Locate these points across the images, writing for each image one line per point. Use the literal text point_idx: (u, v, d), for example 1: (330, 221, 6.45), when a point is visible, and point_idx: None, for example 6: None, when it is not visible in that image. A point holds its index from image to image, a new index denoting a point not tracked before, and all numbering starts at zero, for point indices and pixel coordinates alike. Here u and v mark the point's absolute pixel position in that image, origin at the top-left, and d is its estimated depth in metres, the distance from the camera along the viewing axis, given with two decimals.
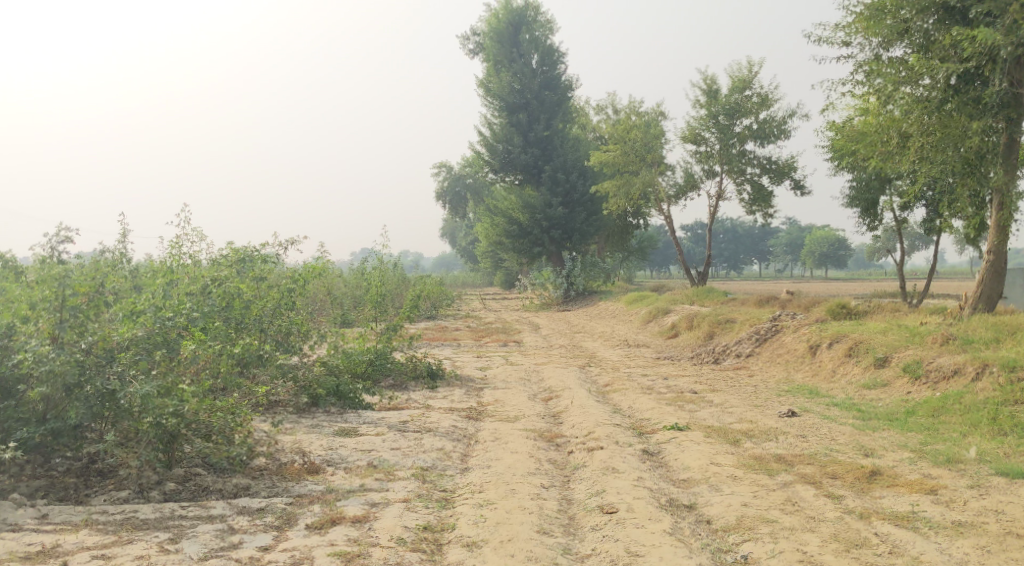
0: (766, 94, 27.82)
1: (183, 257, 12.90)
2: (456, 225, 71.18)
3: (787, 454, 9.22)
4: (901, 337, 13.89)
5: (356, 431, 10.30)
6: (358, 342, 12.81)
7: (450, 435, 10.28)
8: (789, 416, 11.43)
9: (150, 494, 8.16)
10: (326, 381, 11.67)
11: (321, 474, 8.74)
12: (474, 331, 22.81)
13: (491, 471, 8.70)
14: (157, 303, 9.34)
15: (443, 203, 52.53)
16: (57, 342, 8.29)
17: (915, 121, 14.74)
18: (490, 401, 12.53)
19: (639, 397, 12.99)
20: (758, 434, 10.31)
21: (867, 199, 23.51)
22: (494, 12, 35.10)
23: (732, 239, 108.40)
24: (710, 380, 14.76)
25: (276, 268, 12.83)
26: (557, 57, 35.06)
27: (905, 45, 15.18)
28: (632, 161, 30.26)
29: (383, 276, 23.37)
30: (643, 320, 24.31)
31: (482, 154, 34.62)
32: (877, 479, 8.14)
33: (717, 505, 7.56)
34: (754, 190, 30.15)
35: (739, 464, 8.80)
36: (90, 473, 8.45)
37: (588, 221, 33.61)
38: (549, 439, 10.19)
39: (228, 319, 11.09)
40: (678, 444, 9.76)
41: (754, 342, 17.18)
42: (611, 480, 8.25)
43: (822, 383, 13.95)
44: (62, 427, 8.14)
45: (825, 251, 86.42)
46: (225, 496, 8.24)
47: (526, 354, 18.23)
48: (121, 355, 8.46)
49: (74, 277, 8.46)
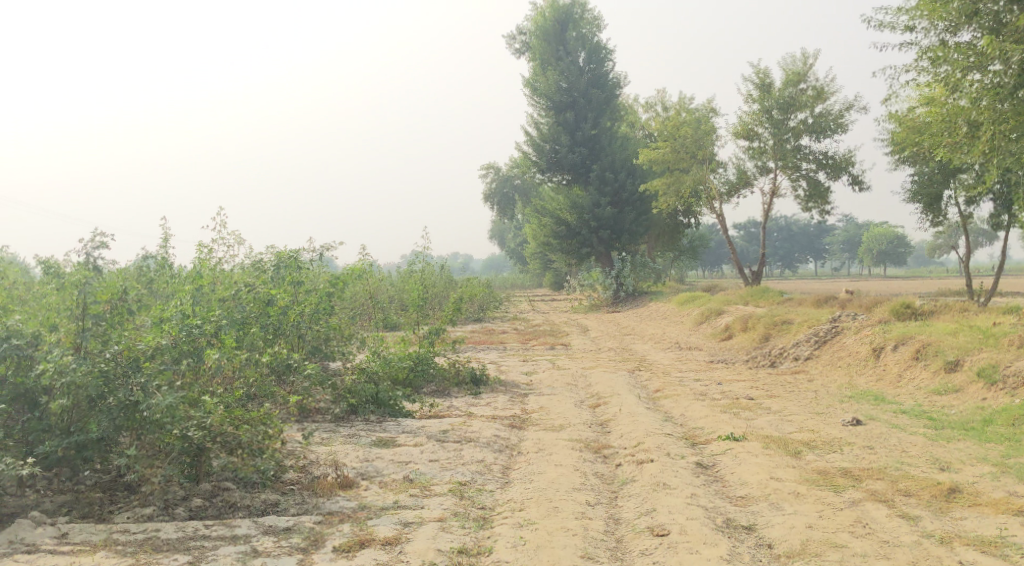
0: (822, 87, 26.88)
1: (215, 265, 12.57)
2: (504, 227, 70.70)
3: (853, 467, 8.52)
4: (974, 339, 13.10)
5: (394, 441, 9.83)
6: (398, 348, 12.33)
7: (491, 446, 9.77)
8: (853, 424, 10.71)
9: (174, 511, 7.73)
10: (364, 389, 11.15)
11: (354, 489, 8.27)
12: (520, 334, 22.28)
13: (533, 486, 8.17)
14: (184, 309, 8.97)
15: (491, 205, 52.00)
16: (80, 351, 7.90)
17: (986, 109, 13.93)
18: (534, 409, 11.98)
19: (692, 403, 12.33)
20: (822, 445, 9.61)
21: (930, 194, 22.50)
22: (540, 10, 34.56)
23: (786, 237, 106.32)
24: (767, 385, 14.04)
25: (313, 273, 12.44)
26: (605, 54, 34.35)
27: (973, 30, 14.33)
28: (683, 159, 29.59)
29: (428, 279, 22.91)
30: (695, 322, 23.54)
31: (529, 154, 34.07)
32: (957, 498, 7.41)
33: (778, 527, 6.93)
34: (810, 187, 29.19)
35: (802, 480, 8.12)
36: (116, 487, 8.01)
37: (638, 220, 32.90)
38: (596, 450, 9.62)
39: (266, 324, 10.76)
40: (735, 457, 9.11)
41: (813, 344, 16.39)
42: (663, 497, 7.66)
43: (888, 388, 13.16)
44: (86, 440, 7.67)
45: (884, 249, 84.05)
46: (253, 513, 7.80)
47: (574, 358, 17.65)
48: (146, 364, 7.99)
49: (95, 285, 8.12)
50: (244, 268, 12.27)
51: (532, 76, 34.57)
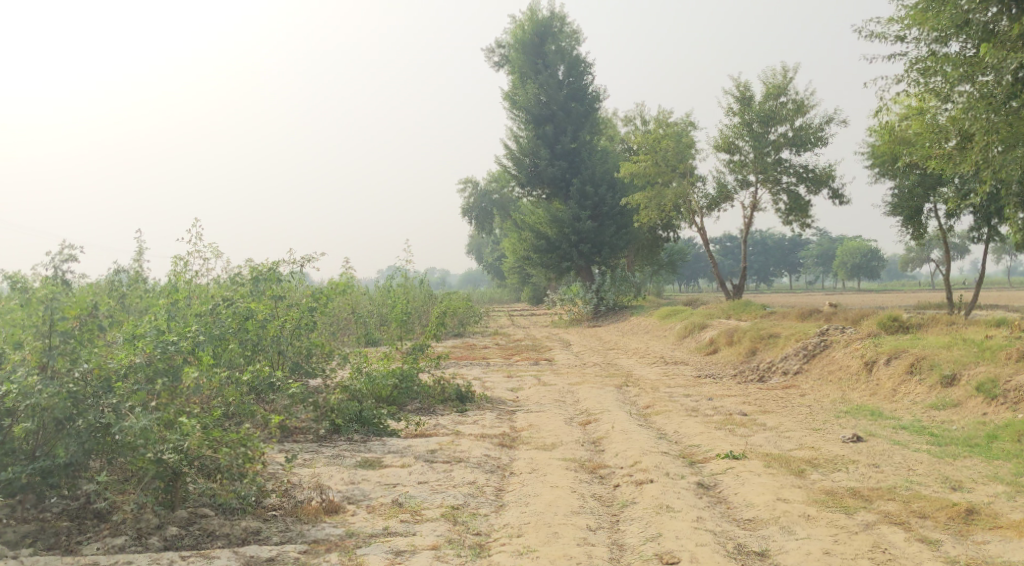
0: (802, 101, 26.80)
1: (191, 280, 12.10)
2: (481, 241, 70.45)
3: (862, 487, 8.19)
4: (969, 352, 12.87)
5: (380, 462, 9.38)
6: (383, 365, 11.86)
7: (482, 466, 9.36)
8: (854, 441, 10.38)
9: (148, 541, 7.20)
10: (347, 407, 10.67)
11: (340, 514, 7.82)
12: (502, 350, 21.85)
13: (530, 509, 7.77)
14: (159, 325, 8.51)
15: (469, 219, 51.54)
16: (46, 371, 7.34)
17: (979, 119, 13.64)
18: (524, 427, 11.58)
19: (685, 420, 11.99)
20: (825, 463, 9.27)
21: (910, 208, 22.34)
22: (519, 23, 34.35)
23: (762, 251, 106.70)
24: (760, 400, 13.72)
25: (294, 287, 12.00)
26: (584, 68, 34.14)
27: (964, 39, 14.16)
28: (663, 172, 29.42)
29: (408, 293, 22.45)
30: (679, 337, 23.20)
31: (509, 167, 33.73)
32: (976, 519, 7.14)
33: (794, 554, 6.63)
34: (790, 200, 29.09)
35: (810, 500, 7.77)
36: (86, 515, 7.46)
37: (618, 234, 32.63)
38: (592, 470, 9.25)
39: (246, 340, 10.30)
40: (737, 477, 8.75)
41: (802, 358, 16.11)
42: (669, 521, 7.31)
43: (883, 402, 12.88)
44: (52, 466, 7.16)
45: (858, 263, 84.43)
46: (233, 543, 7.31)
47: (559, 373, 17.25)
48: (118, 385, 7.56)
49: (64, 301, 7.49)
50: (223, 283, 11.80)
51: (511, 90, 34.27)
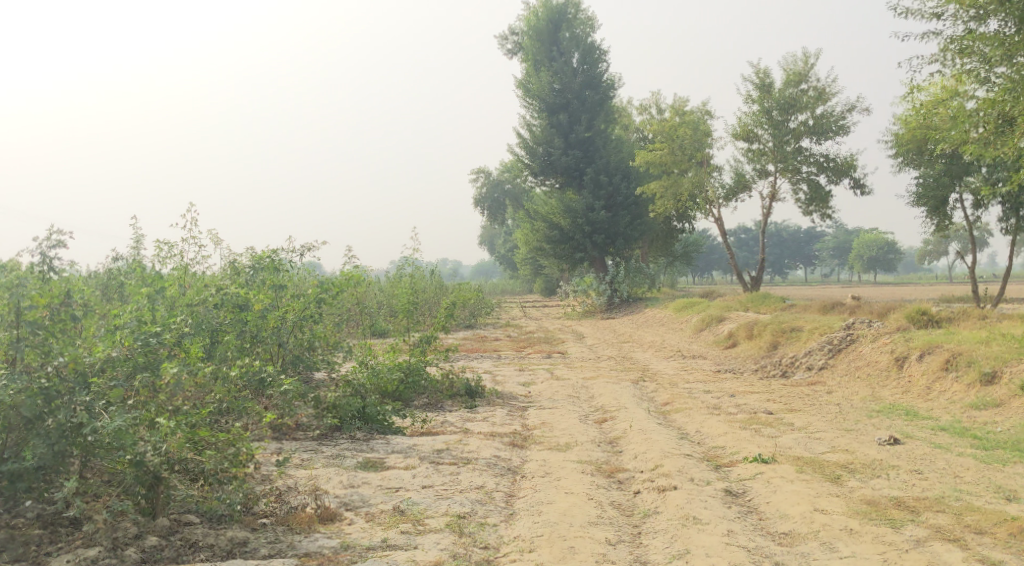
0: (823, 88, 25.93)
1: (186, 271, 11.47)
2: (495, 231, 69.52)
3: (907, 496, 7.49)
4: (1010, 348, 12.09)
5: (383, 463, 8.72)
6: (389, 357, 11.19)
7: (492, 468, 8.69)
8: (891, 443, 9.65)
9: (124, 552, 6.55)
10: (348, 404, 10.01)
11: (336, 523, 7.19)
12: (515, 342, 21.14)
13: (544, 518, 7.14)
14: (141, 316, 7.88)
15: (482, 210, 50.84)
16: (14, 367, 6.71)
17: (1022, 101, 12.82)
18: (536, 425, 10.89)
19: (707, 419, 11.28)
20: (863, 468, 8.57)
21: (936, 198, 21.50)
22: (533, 9, 33.55)
23: (777, 243, 105.26)
24: (786, 397, 12.95)
25: (294, 278, 11.31)
26: (598, 55, 33.28)
27: (1005, 16, 13.33)
28: (680, 161, 28.60)
29: (418, 283, 21.78)
30: (696, 329, 22.46)
31: (521, 157, 32.96)
32: None
33: None
34: (810, 190, 28.24)
35: (851, 512, 7.08)
36: (60, 522, 6.80)
37: (632, 225, 31.84)
38: (609, 473, 8.57)
39: (242, 332, 9.64)
40: (768, 483, 8.05)
41: (827, 353, 15.33)
42: (696, 536, 6.69)
43: (917, 401, 12.14)
44: (20, 470, 6.50)
45: (875, 255, 82.98)
46: (217, 555, 6.67)
47: (574, 367, 16.57)
48: (94, 381, 6.91)
49: (32, 289, 6.86)
50: (220, 275, 11.15)
51: (525, 77, 33.46)
